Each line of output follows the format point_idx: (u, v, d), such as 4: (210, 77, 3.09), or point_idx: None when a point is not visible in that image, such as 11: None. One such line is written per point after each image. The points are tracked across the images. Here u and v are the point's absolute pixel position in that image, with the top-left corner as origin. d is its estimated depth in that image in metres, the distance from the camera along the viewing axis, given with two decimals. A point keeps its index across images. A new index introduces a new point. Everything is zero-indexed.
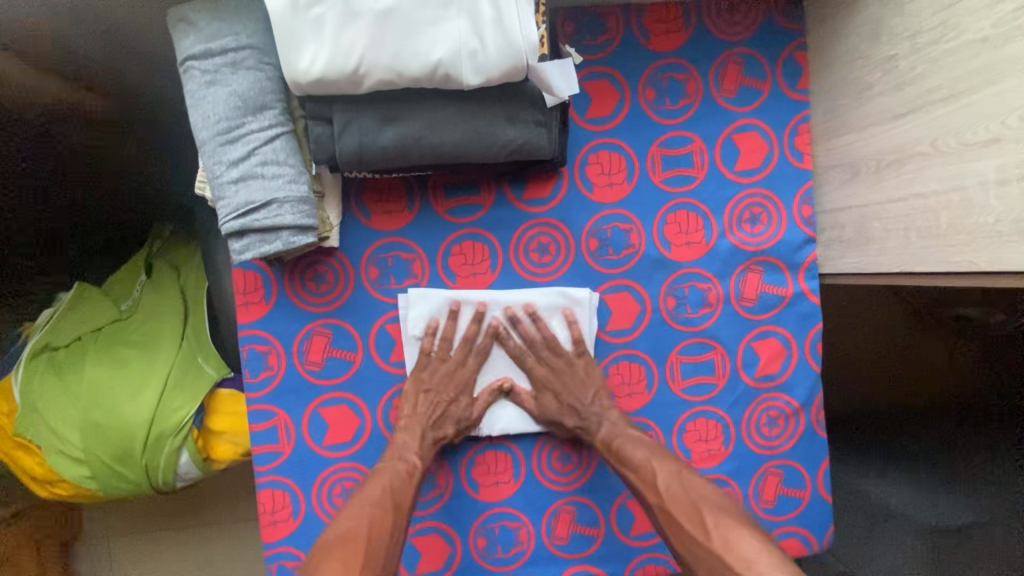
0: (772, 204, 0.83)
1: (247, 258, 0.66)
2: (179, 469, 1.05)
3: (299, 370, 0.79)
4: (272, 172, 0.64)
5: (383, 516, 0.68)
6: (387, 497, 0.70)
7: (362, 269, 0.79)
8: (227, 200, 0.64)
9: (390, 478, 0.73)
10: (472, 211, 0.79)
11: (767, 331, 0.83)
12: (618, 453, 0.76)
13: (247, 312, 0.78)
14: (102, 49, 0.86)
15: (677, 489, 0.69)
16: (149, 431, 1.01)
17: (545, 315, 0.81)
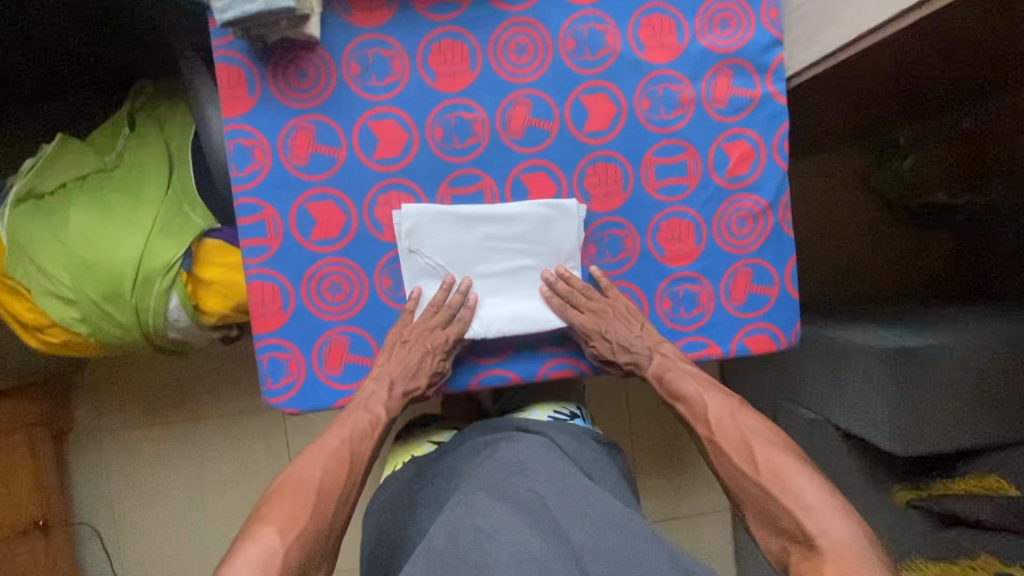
0: (741, 8, 0.86)
1: (229, 17, 0.68)
2: (169, 314, 1.07)
3: (284, 165, 0.81)
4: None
5: (339, 468, 0.75)
6: (344, 450, 0.77)
7: (343, 66, 0.81)
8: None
9: (352, 427, 0.79)
10: (450, 10, 0.82)
11: (736, 134, 0.87)
12: (663, 380, 0.85)
13: (232, 107, 0.79)
14: None
15: (727, 427, 0.80)
16: (138, 272, 1.03)
17: (534, 226, 0.85)
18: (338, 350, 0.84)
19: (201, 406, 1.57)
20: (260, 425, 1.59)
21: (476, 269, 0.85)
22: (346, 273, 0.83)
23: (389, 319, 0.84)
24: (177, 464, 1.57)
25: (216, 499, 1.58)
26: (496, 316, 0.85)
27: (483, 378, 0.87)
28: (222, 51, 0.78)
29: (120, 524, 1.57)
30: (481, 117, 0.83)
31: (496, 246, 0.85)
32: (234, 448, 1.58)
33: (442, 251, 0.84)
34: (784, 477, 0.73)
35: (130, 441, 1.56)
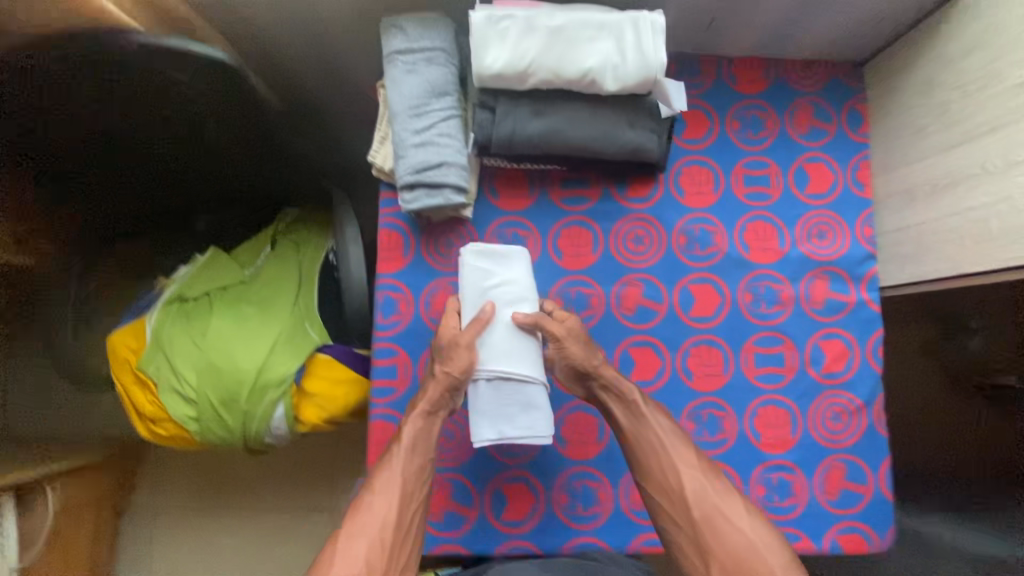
0: (837, 223, 0.96)
1: (413, 207, 0.82)
2: (271, 422, 1.15)
3: (423, 318, 0.91)
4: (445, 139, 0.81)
5: (389, 508, 0.76)
6: (390, 487, 0.77)
7: (486, 239, 0.93)
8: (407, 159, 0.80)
9: (404, 458, 0.80)
10: (581, 202, 0.95)
11: (832, 333, 0.94)
12: (635, 412, 0.83)
13: (387, 265, 0.92)
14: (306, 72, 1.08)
15: (704, 480, 0.79)
16: (254, 379, 1.12)
17: (485, 288, 0.84)
18: (441, 497, 0.88)
19: (256, 502, 1.58)
20: (307, 530, 1.57)
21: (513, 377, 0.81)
22: (459, 423, 0.90)
23: (493, 471, 0.89)
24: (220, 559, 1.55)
25: None
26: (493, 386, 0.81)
27: (574, 542, 0.88)
28: (388, 218, 0.92)
29: None
30: (598, 293, 0.93)
31: (503, 344, 0.81)
32: (278, 549, 1.56)
33: (507, 414, 0.81)
34: (735, 522, 0.75)
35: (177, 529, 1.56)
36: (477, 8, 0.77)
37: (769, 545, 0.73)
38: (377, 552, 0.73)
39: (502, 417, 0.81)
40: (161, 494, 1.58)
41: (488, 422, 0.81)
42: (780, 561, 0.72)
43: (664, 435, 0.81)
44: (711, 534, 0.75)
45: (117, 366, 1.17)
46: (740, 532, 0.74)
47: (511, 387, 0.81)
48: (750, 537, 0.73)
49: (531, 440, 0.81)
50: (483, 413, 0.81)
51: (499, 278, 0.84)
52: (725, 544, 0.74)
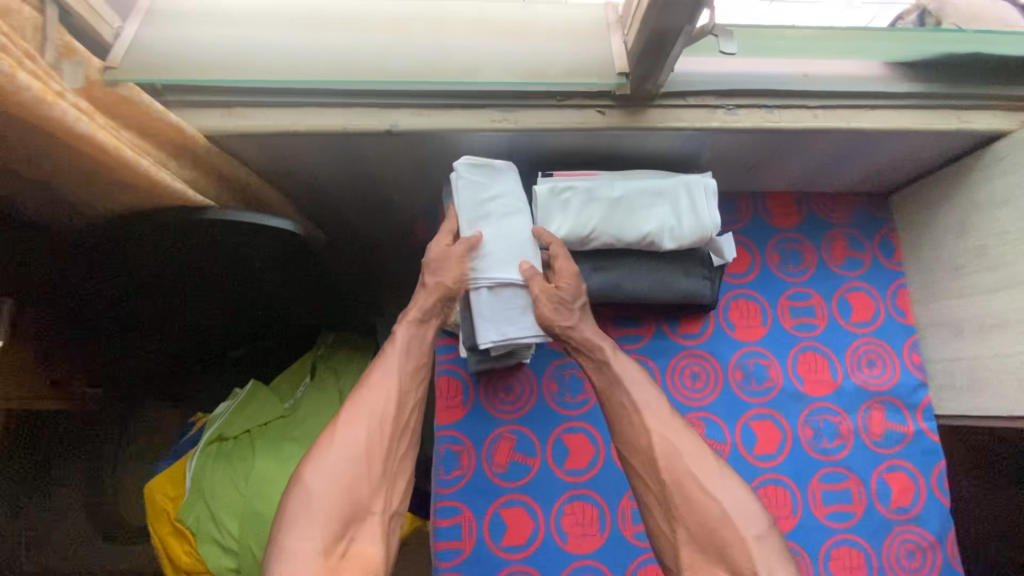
0: (885, 352, 0.98)
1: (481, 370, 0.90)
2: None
3: (486, 470, 0.90)
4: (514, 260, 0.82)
5: (387, 407, 0.75)
6: (388, 394, 0.76)
7: (545, 383, 0.94)
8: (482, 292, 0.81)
9: (399, 363, 0.79)
10: (635, 340, 0.97)
11: (896, 465, 0.93)
12: (607, 373, 0.80)
13: (447, 415, 0.92)
14: (356, 208, 1.11)
15: (678, 439, 0.74)
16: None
17: (485, 190, 0.83)
18: None
19: None
20: None
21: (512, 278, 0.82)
22: None
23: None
24: None
25: None
26: (495, 284, 0.81)
27: None
28: (449, 368, 0.93)
29: None
30: None
31: (501, 244, 0.82)
32: None
33: (507, 314, 0.82)
34: (710, 495, 0.69)
35: None
36: (541, 181, 0.83)
37: (744, 515, 0.68)
38: (375, 442, 0.72)
39: (501, 319, 0.82)
40: None
41: (491, 325, 0.81)
42: (754, 536, 0.66)
43: (639, 397, 0.77)
44: (682, 505, 0.70)
45: (154, 517, 1.12)
46: (713, 503, 0.69)
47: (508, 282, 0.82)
48: (725, 509, 0.68)
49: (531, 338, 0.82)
50: (483, 315, 0.81)
51: (498, 182, 0.84)
52: (698, 515, 0.68)
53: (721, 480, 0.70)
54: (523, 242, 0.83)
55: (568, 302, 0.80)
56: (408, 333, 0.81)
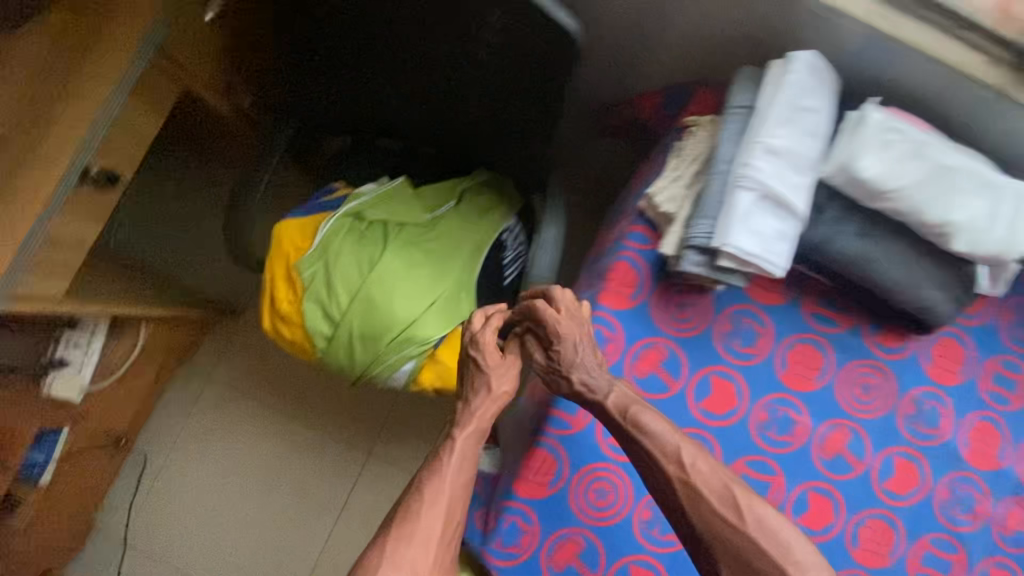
0: None
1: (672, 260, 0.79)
2: (398, 368, 1.12)
3: (626, 368, 0.85)
4: (799, 175, 0.72)
5: (452, 508, 0.73)
6: (449, 493, 0.74)
7: (721, 318, 0.87)
8: (748, 183, 0.71)
9: (454, 466, 0.75)
10: (828, 324, 0.88)
11: (1011, 567, 0.88)
12: (638, 424, 0.74)
13: (612, 298, 0.86)
14: (604, 47, 1.02)
15: (706, 471, 0.71)
16: (405, 322, 1.09)
17: (805, 95, 0.73)
18: (569, 550, 0.84)
19: (313, 403, 1.65)
20: (341, 452, 1.64)
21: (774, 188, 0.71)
22: (615, 484, 0.85)
23: (624, 549, 0.85)
24: (257, 442, 1.64)
25: (271, 490, 1.62)
26: (756, 182, 0.71)
27: None
28: (634, 255, 0.87)
29: (172, 461, 1.62)
30: (805, 422, 0.87)
31: (784, 146, 0.71)
32: (306, 458, 1.64)
33: (749, 220, 0.71)
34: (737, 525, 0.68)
35: (228, 403, 1.65)
36: (870, 109, 0.72)
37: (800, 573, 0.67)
38: (441, 543, 0.72)
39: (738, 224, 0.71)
40: (220, 363, 1.65)
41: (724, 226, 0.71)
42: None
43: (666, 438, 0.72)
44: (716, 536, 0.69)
45: (273, 254, 1.12)
46: (744, 537, 0.68)
47: (770, 190, 0.71)
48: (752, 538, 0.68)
49: (763, 267, 0.72)
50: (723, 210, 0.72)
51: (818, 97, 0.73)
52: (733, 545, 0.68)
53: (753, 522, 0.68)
54: (802, 164, 0.72)
55: (574, 347, 0.76)
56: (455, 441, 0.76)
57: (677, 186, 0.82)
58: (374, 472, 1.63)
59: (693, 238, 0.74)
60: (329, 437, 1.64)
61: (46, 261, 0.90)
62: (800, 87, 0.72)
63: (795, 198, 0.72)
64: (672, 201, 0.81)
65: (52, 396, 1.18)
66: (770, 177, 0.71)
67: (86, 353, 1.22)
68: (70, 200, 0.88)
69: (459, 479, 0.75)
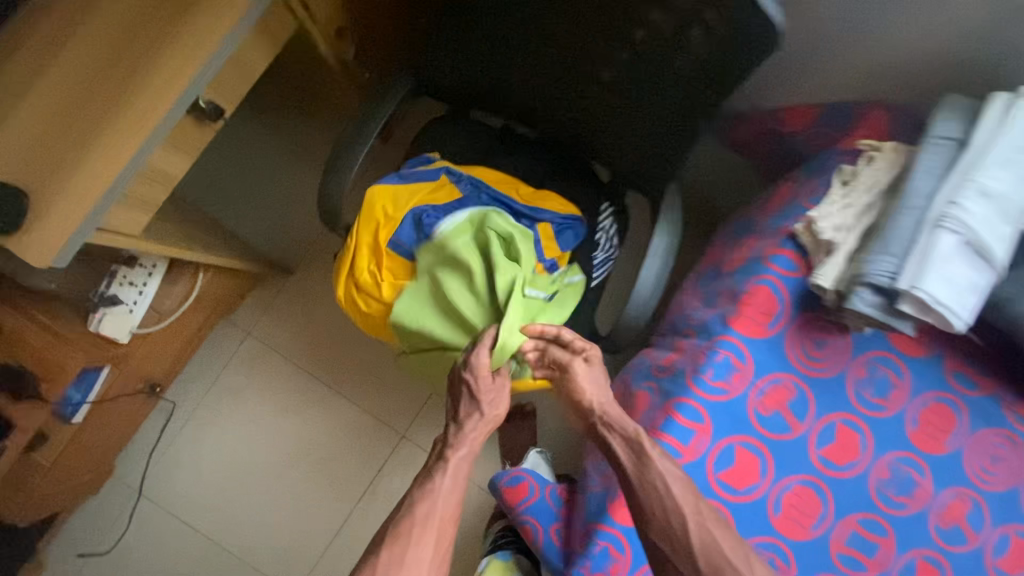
0: None
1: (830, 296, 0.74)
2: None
3: (749, 401, 0.79)
4: (1007, 225, 0.64)
5: (441, 532, 0.79)
6: (435, 517, 0.79)
7: (857, 362, 0.81)
8: (952, 225, 0.64)
9: (451, 478, 0.83)
10: (968, 385, 0.82)
11: None
12: (641, 459, 0.75)
13: (744, 326, 0.80)
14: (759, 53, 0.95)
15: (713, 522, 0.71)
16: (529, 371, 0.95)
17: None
18: None
19: (351, 375, 1.59)
20: (373, 430, 1.58)
21: (978, 236, 0.63)
22: None
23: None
24: (286, 405, 1.57)
25: (296, 458, 1.56)
26: (959, 227, 0.63)
27: None
28: (775, 283, 0.80)
29: (197, 412, 1.55)
30: (927, 485, 0.81)
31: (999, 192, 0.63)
32: (336, 430, 1.57)
33: (945, 271, 0.64)
34: None
35: (264, 362, 1.57)
36: None
37: None
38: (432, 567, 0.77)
39: (929, 267, 0.63)
40: (262, 322, 1.58)
41: (916, 270, 0.64)
42: None
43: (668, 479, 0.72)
44: None
45: (361, 220, 1.04)
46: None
47: (974, 238, 0.63)
48: None
49: (950, 321, 0.65)
50: (919, 251, 0.64)
51: None
52: None
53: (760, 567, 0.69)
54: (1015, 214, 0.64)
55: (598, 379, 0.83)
56: (448, 467, 0.83)
57: (847, 215, 0.75)
58: (407, 456, 1.56)
59: (871, 273, 0.67)
60: (363, 413, 1.58)
61: (136, 193, 0.84)
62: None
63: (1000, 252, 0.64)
64: (840, 229, 0.74)
65: (100, 332, 1.11)
66: (978, 222, 0.63)
67: (139, 294, 1.15)
68: (173, 130, 0.82)
69: (447, 511, 0.81)
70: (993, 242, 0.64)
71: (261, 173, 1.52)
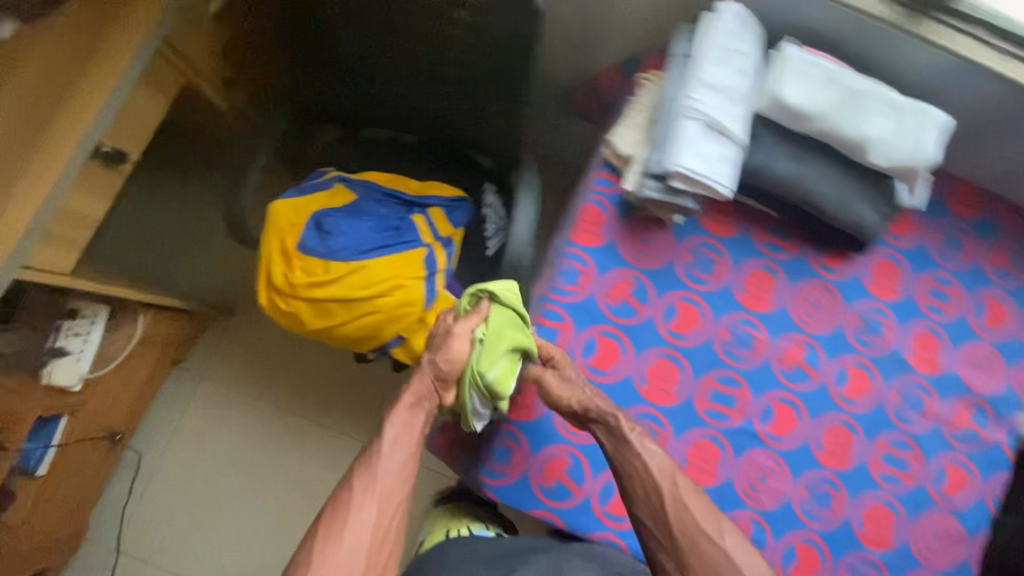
0: (999, 364, 0.99)
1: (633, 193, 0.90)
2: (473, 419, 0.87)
3: (599, 298, 0.95)
4: (734, 105, 0.83)
5: (389, 498, 0.77)
6: (381, 481, 0.77)
7: (681, 249, 0.97)
8: (692, 114, 0.81)
9: (399, 437, 0.81)
10: (777, 250, 0.98)
11: (962, 461, 0.96)
12: (616, 436, 0.84)
13: (583, 238, 0.97)
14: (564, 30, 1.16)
15: (690, 492, 0.80)
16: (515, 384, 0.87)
17: (735, 40, 0.84)
18: (557, 466, 0.92)
19: (304, 395, 1.68)
20: (334, 443, 1.66)
21: (712, 116, 0.81)
22: None
23: (594, 525, 0.91)
24: (248, 436, 1.66)
25: (266, 485, 1.63)
26: (696, 113, 0.81)
27: None
28: (600, 199, 0.98)
29: (163, 460, 1.63)
30: (763, 337, 0.96)
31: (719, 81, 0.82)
32: (299, 450, 1.65)
33: (695, 148, 0.81)
34: (716, 541, 0.76)
35: (221, 401, 1.67)
36: (790, 46, 0.83)
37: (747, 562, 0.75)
38: (380, 535, 0.74)
39: (682, 148, 0.81)
40: (213, 363, 1.68)
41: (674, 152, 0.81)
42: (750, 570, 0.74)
43: (653, 466, 0.81)
44: (689, 551, 0.76)
45: (268, 232, 1.19)
46: (723, 554, 0.75)
47: (710, 118, 0.81)
48: (729, 553, 0.75)
49: (712, 186, 0.82)
50: (673, 137, 0.82)
51: (747, 42, 0.85)
52: (704, 559, 0.75)
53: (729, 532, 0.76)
54: (737, 95, 0.83)
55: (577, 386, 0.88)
56: (397, 424, 0.81)
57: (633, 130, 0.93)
58: None
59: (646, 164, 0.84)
60: (322, 429, 1.67)
61: (57, 235, 0.98)
62: (729, 31, 0.84)
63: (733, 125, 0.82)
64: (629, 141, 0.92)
65: (50, 383, 1.21)
66: (708, 106, 0.82)
67: (85, 344, 1.25)
68: (82, 174, 0.97)
69: (390, 477, 0.78)
70: (725, 119, 0.82)
71: (192, 226, 1.67)
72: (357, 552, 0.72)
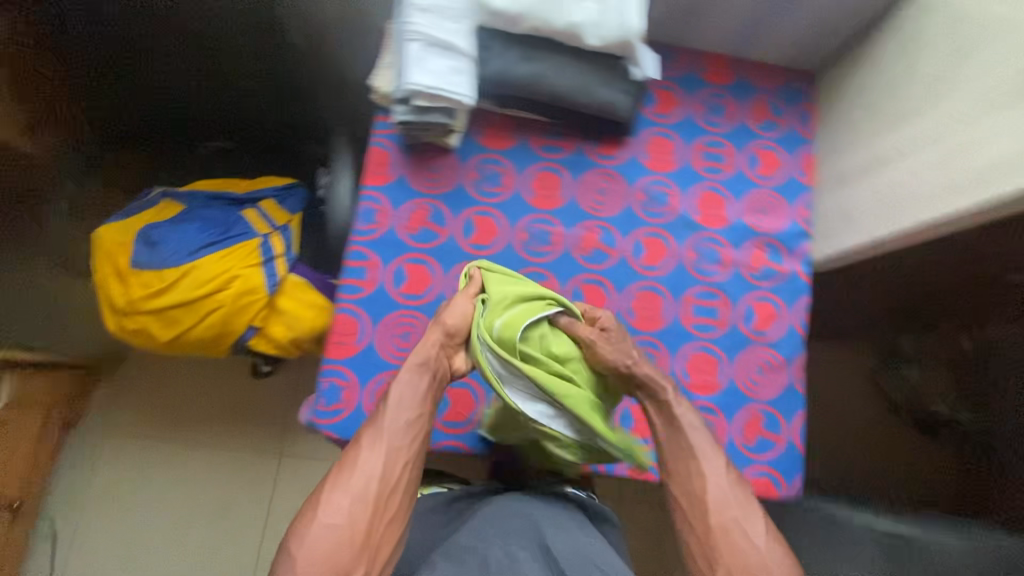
0: (780, 204, 1.08)
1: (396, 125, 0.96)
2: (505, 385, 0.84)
3: (398, 229, 1.00)
4: (453, 22, 0.90)
5: (395, 457, 0.75)
6: (384, 438, 0.76)
7: (467, 169, 1.03)
8: (413, 37, 0.88)
9: (402, 393, 0.80)
10: (556, 150, 1.05)
11: (765, 296, 1.04)
12: (669, 418, 0.84)
13: (373, 179, 1.01)
14: None
15: (724, 485, 0.77)
16: (535, 329, 0.86)
17: None
18: (389, 391, 0.95)
19: (196, 423, 1.58)
20: (251, 461, 1.58)
21: (433, 35, 0.88)
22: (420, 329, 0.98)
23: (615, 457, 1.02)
24: (157, 480, 1.54)
25: (188, 525, 1.52)
26: (417, 35, 0.88)
27: (507, 450, 1.00)
28: (380, 139, 1.02)
29: (72, 529, 1.49)
30: (560, 231, 1.03)
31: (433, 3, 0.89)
32: (218, 478, 1.56)
33: (425, 66, 0.88)
34: (752, 538, 0.72)
35: (116, 454, 1.54)
36: None
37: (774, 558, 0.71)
38: (389, 495, 0.73)
39: (414, 68, 0.87)
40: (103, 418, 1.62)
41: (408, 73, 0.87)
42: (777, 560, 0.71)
43: (697, 442, 0.81)
44: (722, 543, 0.73)
45: (99, 258, 1.20)
46: (756, 550, 0.72)
47: (431, 37, 0.88)
48: (760, 549, 0.72)
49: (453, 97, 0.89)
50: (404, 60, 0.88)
51: None
52: (739, 555, 0.71)
53: (761, 521, 0.74)
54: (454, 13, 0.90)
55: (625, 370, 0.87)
56: (408, 374, 0.82)
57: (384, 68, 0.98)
58: (295, 468, 1.57)
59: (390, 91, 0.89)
60: (232, 451, 1.58)
61: None
62: None
63: (456, 39, 0.89)
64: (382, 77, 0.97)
65: None
66: (428, 27, 0.88)
67: None
68: None
69: (399, 441, 0.76)
70: (447, 36, 0.89)
71: None
72: (362, 510, 0.71)
